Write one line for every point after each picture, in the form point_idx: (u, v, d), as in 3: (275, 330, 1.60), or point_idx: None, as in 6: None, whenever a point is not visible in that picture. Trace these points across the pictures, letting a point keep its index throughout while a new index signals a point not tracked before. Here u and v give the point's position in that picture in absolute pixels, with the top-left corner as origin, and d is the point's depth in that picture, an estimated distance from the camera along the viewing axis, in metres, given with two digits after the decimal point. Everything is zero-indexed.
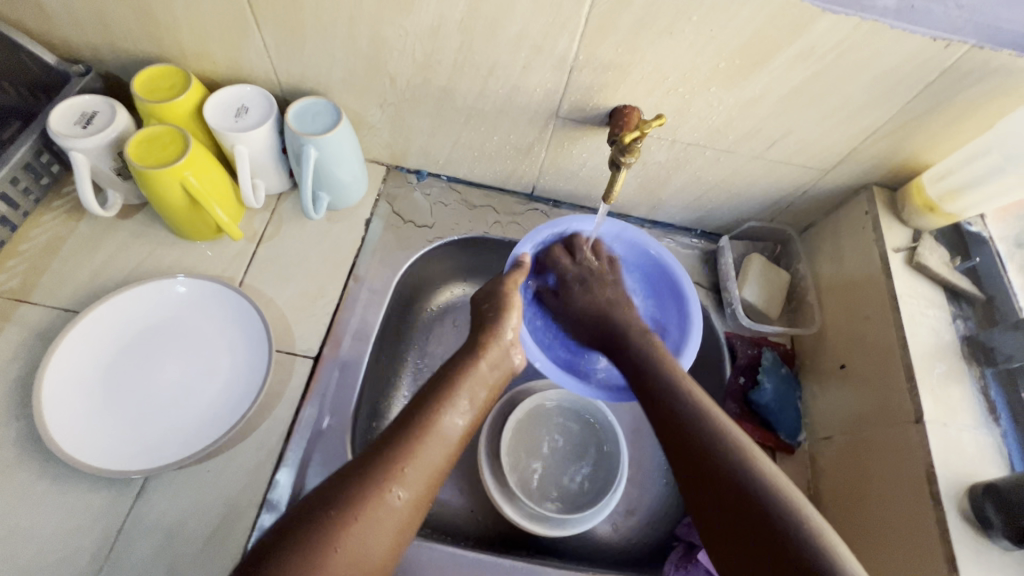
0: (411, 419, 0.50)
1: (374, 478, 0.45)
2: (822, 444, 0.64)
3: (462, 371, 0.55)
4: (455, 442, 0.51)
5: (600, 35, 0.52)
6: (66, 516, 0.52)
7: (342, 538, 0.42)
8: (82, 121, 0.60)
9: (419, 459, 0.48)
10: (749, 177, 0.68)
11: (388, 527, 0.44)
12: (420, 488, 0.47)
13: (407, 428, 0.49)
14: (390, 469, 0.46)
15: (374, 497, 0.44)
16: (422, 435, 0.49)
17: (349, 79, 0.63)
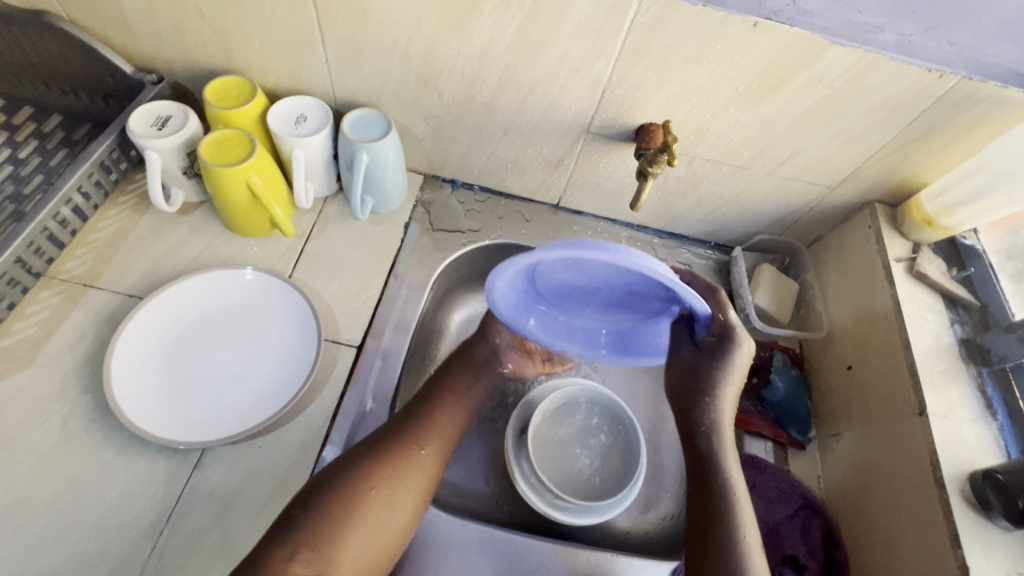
0: (427, 395, 0.65)
1: (406, 439, 0.59)
2: (831, 440, 0.68)
3: (465, 366, 0.69)
4: (464, 414, 0.65)
5: (634, 59, 0.59)
6: (129, 482, 0.55)
7: (385, 481, 0.55)
8: (157, 124, 0.66)
9: (437, 428, 0.61)
10: (761, 192, 0.74)
11: (417, 476, 0.58)
12: (439, 448, 0.61)
13: (425, 401, 0.64)
14: (415, 431, 0.60)
15: (402, 452, 0.58)
16: (436, 408, 0.63)
17: (400, 94, 0.70)
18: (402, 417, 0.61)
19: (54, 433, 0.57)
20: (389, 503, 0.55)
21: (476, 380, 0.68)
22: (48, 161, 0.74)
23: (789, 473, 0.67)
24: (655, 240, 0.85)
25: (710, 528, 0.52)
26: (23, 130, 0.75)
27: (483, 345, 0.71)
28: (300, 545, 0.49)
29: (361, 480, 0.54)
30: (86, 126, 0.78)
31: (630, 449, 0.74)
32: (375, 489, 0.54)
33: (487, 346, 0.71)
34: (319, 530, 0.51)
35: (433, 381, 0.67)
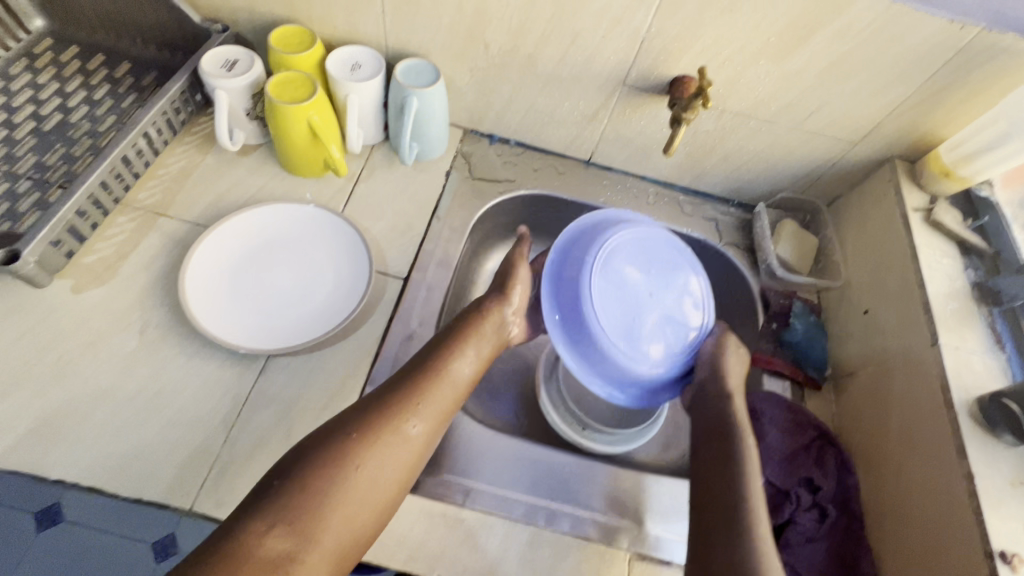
0: (420, 368, 0.59)
1: (398, 415, 0.54)
2: (846, 379, 0.72)
3: (462, 342, 0.62)
4: (462, 386, 0.60)
5: (673, 9, 0.63)
6: (203, 383, 0.61)
7: (366, 461, 0.51)
8: (226, 66, 0.72)
9: (431, 404, 0.57)
10: (785, 148, 0.78)
11: (404, 453, 0.54)
12: (431, 423, 0.57)
13: (421, 372, 0.59)
14: (408, 403, 0.55)
15: (393, 426, 0.54)
16: (431, 381, 0.58)
17: (448, 45, 0.74)
18: (392, 389, 0.57)
19: (135, 337, 0.62)
20: (371, 485, 0.51)
21: (472, 356, 0.63)
22: (120, 103, 0.80)
23: (805, 407, 0.71)
24: (681, 197, 0.89)
25: (728, 528, 0.51)
26: (97, 75, 0.81)
27: (485, 320, 0.66)
28: (280, 518, 0.46)
29: (347, 456, 0.50)
30: (154, 73, 0.83)
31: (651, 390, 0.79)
32: (357, 467, 0.50)
33: (490, 318, 0.66)
34: (301, 508, 0.47)
35: (431, 350, 0.61)
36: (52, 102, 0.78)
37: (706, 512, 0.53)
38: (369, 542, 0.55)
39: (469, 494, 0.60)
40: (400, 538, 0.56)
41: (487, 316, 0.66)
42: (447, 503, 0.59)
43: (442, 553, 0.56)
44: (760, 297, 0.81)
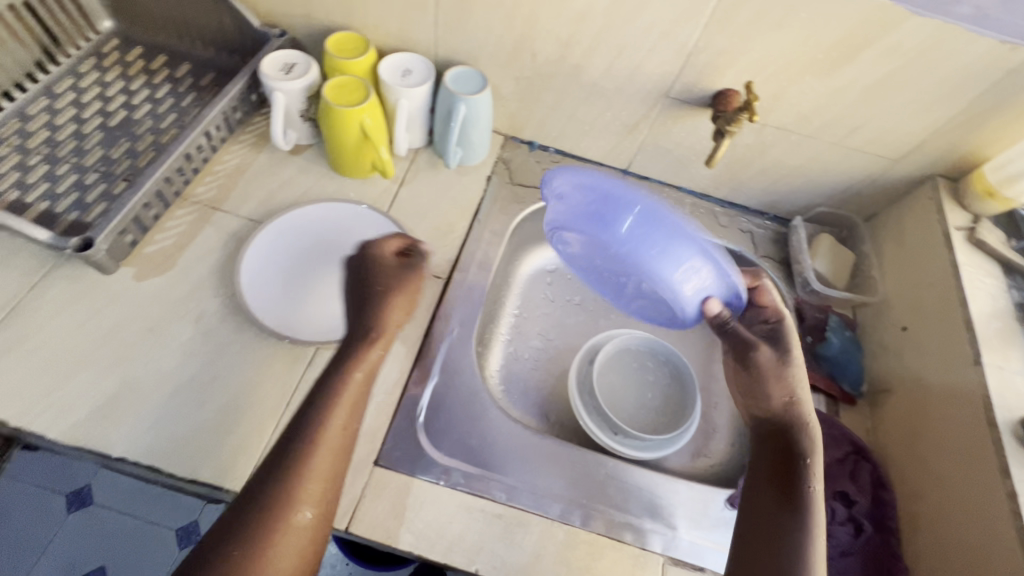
0: (294, 439, 0.53)
1: (287, 498, 0.50)
2: (882, 395, 0.72)
3: (336, 394, 0.56)
4: (342, 446, 0.54)
5: (721, 25, 0.65)
6: (255, 371, 0.64)
7: (264, 560, 0.47)
8: (284, 70, 0.75)
9: (322, 474, 0.52)
10: (825, 163, 0.79)
11: (299, 539, 0.49)
12: (322, 499, 0.51)
13: (277, 442, 0.53)
14: (288, 488, 0.50)
15: (281, 519, 0.49)
16: (310, 450, 0.52)
17: (496, 54, 0.77)
18: (276, 470, 0.51)
19: (192, 325, 0.65)
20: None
21: (347, 406, 0.56)
22: (180, 102, 0.84)
23: (839, 421, 0.71)
24: (717, 209, 0.90)
25: None
26: (159, 75, 0.86)
27: (356, 363, 0.58)
28: None
29: (240, 559, 0.46)
30: (211, 74, 0.87)
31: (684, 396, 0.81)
32: (250, 570, 0.46)
33: (361, 357, 0.59)
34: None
35: (300, 412, 0.55)
36: (118, 100, 0.82)
37: (766, 533, 0.54)
38: (410, 533, 0.57)
39: (508, 490, 0.62)
40: (440, 530, 0.58)
41: (364, 353, 0.59)
42: (486, 498, 0.60)
43: (480, 547, 0.57)
44: (794, 309, 0.80)
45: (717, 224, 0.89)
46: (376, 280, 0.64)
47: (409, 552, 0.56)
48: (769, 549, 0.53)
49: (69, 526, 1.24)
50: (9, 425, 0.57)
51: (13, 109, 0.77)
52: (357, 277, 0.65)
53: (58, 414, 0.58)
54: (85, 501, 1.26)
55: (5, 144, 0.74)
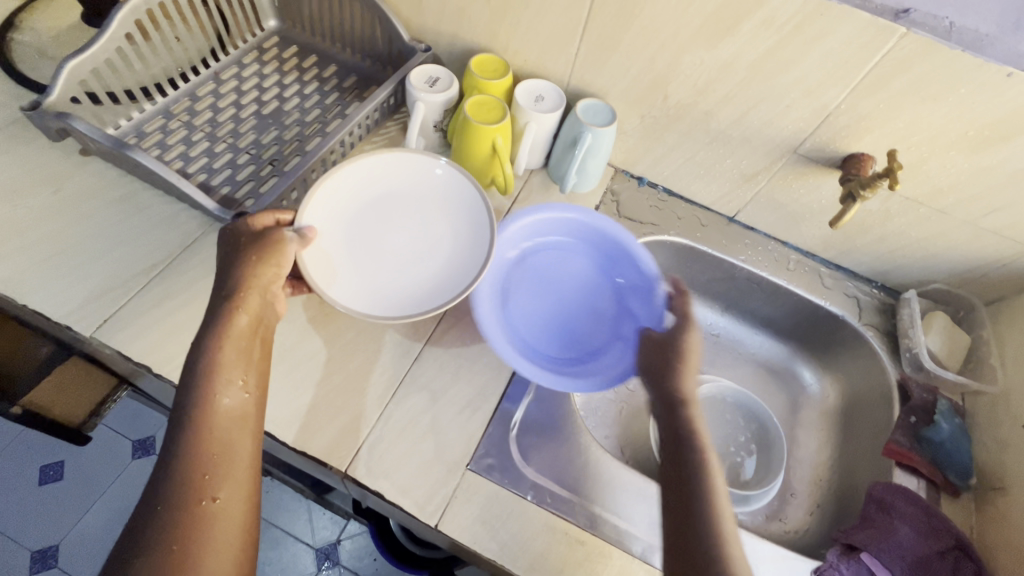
0: (177, 436, 0.50)
1: (193, 491, 0.48)
2: (993, 493, 0.68)
3: (209, 372, 0.52)
4: (232, 417, 0.52)
5: (870, 90, 0.65)
6: (367, 359, 0.68)
7: (192, 555, 0.46)
8: (428, 83, 0.80)
9: (222, 455, 0.50)
10: (951, 241, 0.76)
11: (225, 525, 0.48)
12: (235, 478, 0.50)
13: (173, 439, 0.50)
14: (194, 480, 0.48)
15: (194, 513, 0.47)
16: (200, 434, 0.50)
17: (629, 91, 0.79)
18: (165, 474, 0.48)
19: (316, 307, 0.70)
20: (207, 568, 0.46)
21: (226, 379, 0.53)
22: (325, 99, 0.91)
23: (941, 511, 0.67)
24: (822, 269, 0.89)
25: None
26: (309, 72, 0.93)
27: (226, 335, 0.55)
28: None
29: (159, 569, 0.44)
30: (354, 77, 0.94)
31: (764, 471, 0.80)
32: (183, 568, 0.45)
33: (231, 331, 0.55)
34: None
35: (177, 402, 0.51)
36: (272, 91, 0.90)
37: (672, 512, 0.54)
38: (495, 542, 0.58)
39: (591, 518, 0.61)
40: (524, 545, 0.59)
41: (227, 322, 0.55)
42: (568, 521, 0.61)
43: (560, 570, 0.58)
44: (898, 386, 0.78)
45: (822, 285, 0.87)
46: (238, 246, 0.60)
47: (493, 561, 0.57)
48: (684, 544, 0.51)
49: (132, 470, 1.32)
50: (152, 370, 0.63)
51: (187, 89, 0.86)
52: (228, 244, 0.60)
53: None
54: (149, 449, 1.34)
55: (176, 119, 0.83)
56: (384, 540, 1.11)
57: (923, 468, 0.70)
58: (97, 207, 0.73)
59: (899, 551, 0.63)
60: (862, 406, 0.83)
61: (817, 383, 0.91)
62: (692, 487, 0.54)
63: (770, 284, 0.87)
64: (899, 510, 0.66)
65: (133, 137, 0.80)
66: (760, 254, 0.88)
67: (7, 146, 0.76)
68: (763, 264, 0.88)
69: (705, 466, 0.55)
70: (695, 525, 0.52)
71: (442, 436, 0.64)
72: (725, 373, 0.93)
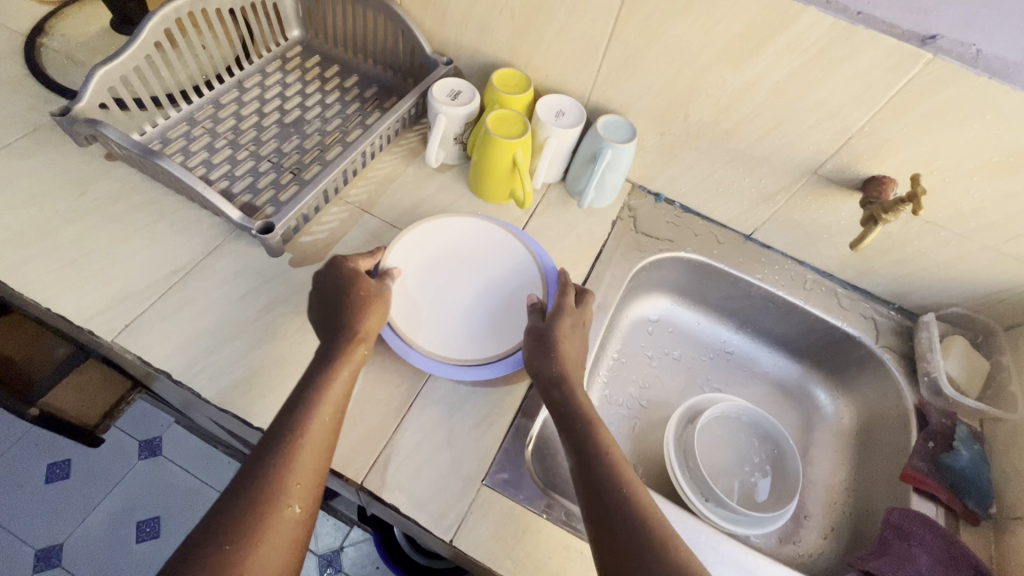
0: (278, 440, 0.51)
1: (273, 495, 0.48)
2: (1012, 522, 0.67)
3: (321, 389, 0.55)
4: (328, 440, 0.53)
5: (894, 114, 0.65)
6: (384, 370, 0.68)
7: (253, 558, 0.46)
8: (450, 96, 0.81)
9: (310, 472, 0.51)
10: (972, 265, 0.76)
11: (285, 540, 0.48)
12: (312, 496, 0.51)
13: (273, 443, 0.51)
14: (279, 485, 0.49)
15: (268, 519, 0.47)
16: (300, 447, 0.51)
17: (649, 108, 0.80)
18: (255, 472, 0.49)
19: None
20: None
21: (332, 402, 0.55)
22: (346, 109, 0.92)
23: (960, 538, 0.67)
24: (839, 290, 0.88)
25: None
26: (331, 82, 0.94)
27: (344, 359, 0.57)
28: None
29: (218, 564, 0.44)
30: (375, 88, 0.95)
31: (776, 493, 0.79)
32: (238, 569, 0.45)
33: (347, 354, 0.58)
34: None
35: (286, 408, 0.53)
36: (294, 100, 0.91)
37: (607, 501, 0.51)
38: (510, 559, 0.58)
39: None
40: (538, 562, 0.58)
41: (348, 352, 0.58)
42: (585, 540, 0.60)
43: None
44: (915, 411, 0.77)
45: (839, 305, 0.87)
46: (359, 278, 0.63)
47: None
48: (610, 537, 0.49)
49: (138, 471, 1.32)
50: (171, 375, 0.63)
51: (210, 97, 0.88)
52: (346, 272, 0.63)
53: (212, 375, 0.64)
54: (156, 451, 1.34)
55: (199, 126, 0.84)
56: (388, 548, 1.10)
57: (942, 495, 0.69)
58: (121, 212, 0.74)
59: None
60: (878, 429, 0.82)
61: (833, 404, 0.90)
62: (611, 501, 0.50)
63: (786, 303, 0.87)
64: (918, 537, 0.66)
65: (157, 143, 0.81)
66: (777, 272, 0.88)
67: (36, 149, 0.77)
68: (780, 282, 0.87)
69: (619, 475, 0.52)
70: (634, 548, 0.48)
71: (457, 449, 0.63)
72: (739, 392, 0.93)
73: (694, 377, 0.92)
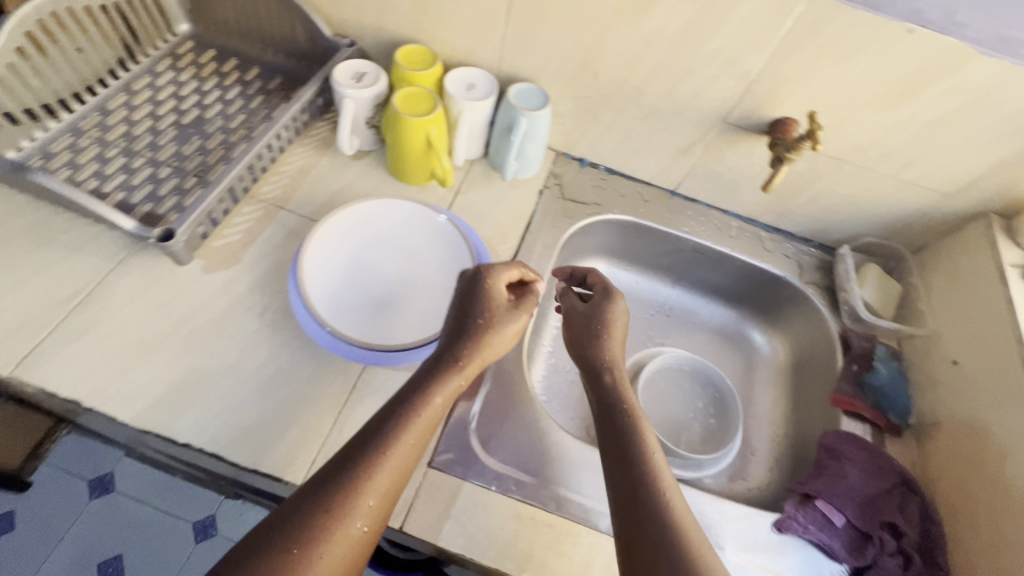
0: (363, 446, 0.47)
1: (345, 504, 0.44)
2: (931, 428, 0.72)
3: (415, 409, 0.50)
4: (410, 461, 0.48)
5: (786, 55, 0.67)
6: (316, 367, 0.65)
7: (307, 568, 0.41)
8: (355, 78, 0.78)
9: (386, 491, 0.46)
10: (877, 194, 0.80)
11: (341, 557, 0.43)
12: (382, 517, 0.46)
13: (355, 449, 0.47)
14: (347, 493, 0.44)
15: (335, 528, 0.43)
16: (382, 458, 0.47)
17: (559, 72, 0.79)
18: (335, 477, 0.45)
19: (255, 319, 0.67)
20: None
21: (424, 423, 0.50)
22: (249, 104, 0.87)
23: (886, 452, 0.71)
24: (762, 234, 0.92)
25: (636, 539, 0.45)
26: (230, 77, 0.89)
27: (441, 384, 0.53)
28: None
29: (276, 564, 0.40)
30: (279, 78, 0.91)
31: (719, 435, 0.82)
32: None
33: (448, 376, 0.54)
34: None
35: (378, 416, 0.50)
36: (190, 99, 0.85)
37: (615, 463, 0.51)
38: (463, 536, 0.58)
39: (557, 501, 0.62)
40: (491, 534, 0.58)
41: (448, 375, 0.54)
42: (536, 506, 0.61)
43: (531, 554, 0.58)
44: (839, 338, 0.81)
45: (763, 249, 0.90)
46: (490, 297, 0.60)
47: (462, 555, 0.57)
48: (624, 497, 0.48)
49: (90, 511, 1.24)
50: (82, 404, 0.59)
51: (95, 103, 0.81)
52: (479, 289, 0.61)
53: (128, 397, 0.60)
54: (107, 487, 1.26)
55: (86, 136, 0.78)
56: None
57: (870, 413, 0.74)
58: (5, 236, 0.68)
59: (851, 493, 0.66)
60: (810, 362, 0.86)
61: (769, 345, 0.94)
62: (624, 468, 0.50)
63: (714, 253, 0.90)
64: (849, 454, 0.70)
65: (38, 159, 0.75)
66: (703, 224, 0.90)
67: None
68: (706, 233, 0.90)
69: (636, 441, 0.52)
70: (642, 506, 0.47)
71: None
72: (681, 344, 0.95)
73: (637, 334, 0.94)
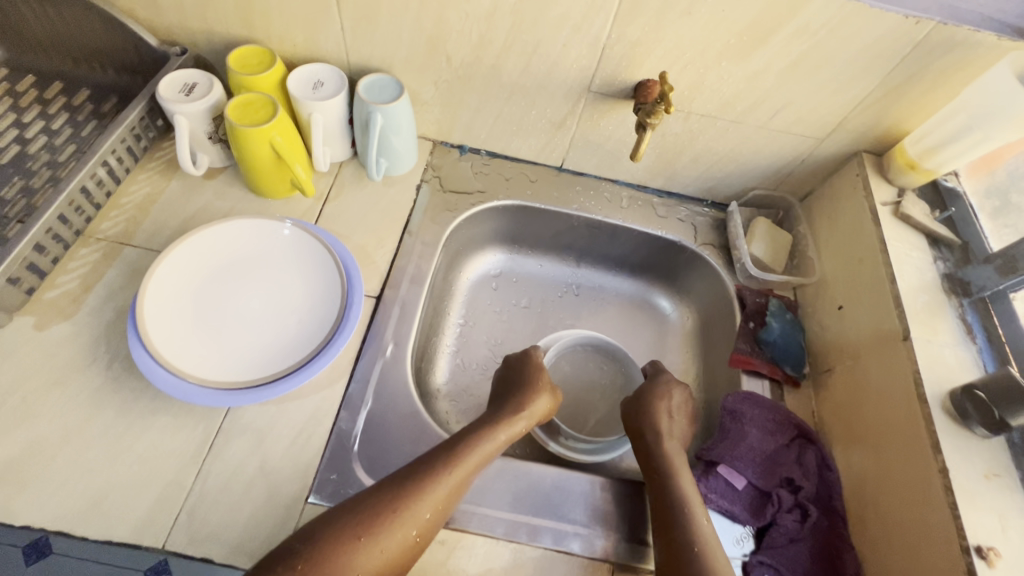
0: (435, 457, 0.57)
1: (411, 503, 0.53)
2: (824, 375, 0.73)
3: (478, 440, 0.60)
4: (466, 483, 0.57)
5: (631, 16, 0.63)
6: (173, 415, 0.60)
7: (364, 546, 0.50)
8: (184, 90, 0.71)
9: (442, 504, 0.55)
10: (754, 147, 0.78)
11: (390, 547, 0.51)
12: (432, 524, 0.54)
13: (427, 459, 0.57)
14: (409, 494, 0.54)
15: (388, 519, 0.52)
16: (446, 471, 0.56)
17: (411, 59, 0.74)
18: (406, 476, 0.55)
19: (99, 374, 0.61)
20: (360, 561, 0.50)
21: (484, 454, 0.60)
22: (80, 132, 0.78)
23: (784, 406, 0.71)
24: (655, 199, 0.89)
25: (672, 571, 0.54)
26: (55, 104, 0.80)
27: (506, 423, 0.63)
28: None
29: (343, 534, 0.50)
30: (114, 99, 0.82)
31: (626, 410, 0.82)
32: (352, 547, 0.50)
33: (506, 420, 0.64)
34: None
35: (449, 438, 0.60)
36: (7, 135, 0.76)
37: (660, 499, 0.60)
38: None
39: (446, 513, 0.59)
40: None
41: (512, 420, 0.64)
42: None
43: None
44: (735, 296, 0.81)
45: (656, 215, 0.88)
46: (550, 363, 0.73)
47: None
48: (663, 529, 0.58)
49: None
50: None
51: None
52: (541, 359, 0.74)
53: None
54: None
55: None
56: None
57: (768, 368, 0.74)
58: None
59: (750, 455, 0.66)
60: (715, 323, 0.86)
61: (676, 310, 0.93)
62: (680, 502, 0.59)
63: (608, 226, 0.87)
64: (749, 415, 0.69)
65: None
66: (593, 197, 0.88)
67: None
68: (597, 207, 0.87)
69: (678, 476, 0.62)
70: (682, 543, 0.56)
71: (273, 475, 0.59)
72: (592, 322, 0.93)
73: (545, 318, 0.91)
